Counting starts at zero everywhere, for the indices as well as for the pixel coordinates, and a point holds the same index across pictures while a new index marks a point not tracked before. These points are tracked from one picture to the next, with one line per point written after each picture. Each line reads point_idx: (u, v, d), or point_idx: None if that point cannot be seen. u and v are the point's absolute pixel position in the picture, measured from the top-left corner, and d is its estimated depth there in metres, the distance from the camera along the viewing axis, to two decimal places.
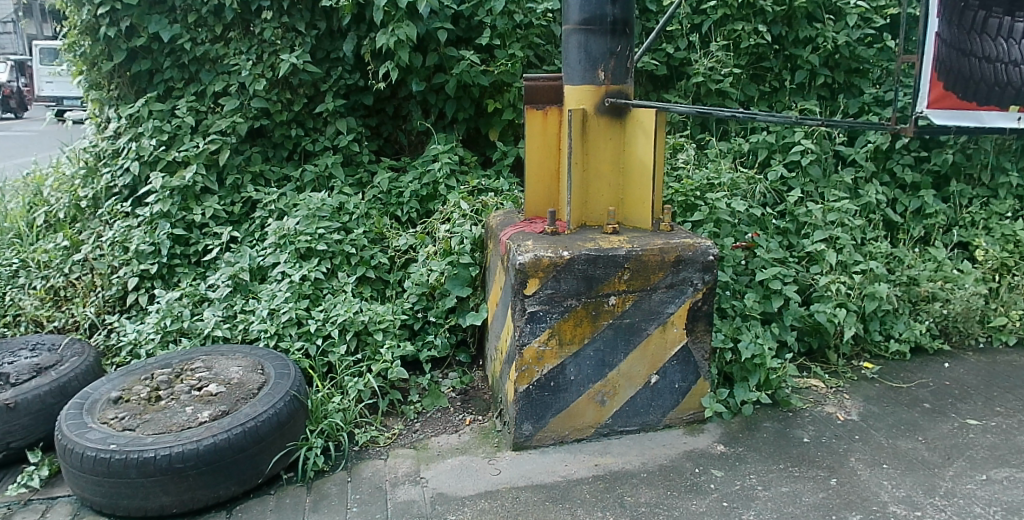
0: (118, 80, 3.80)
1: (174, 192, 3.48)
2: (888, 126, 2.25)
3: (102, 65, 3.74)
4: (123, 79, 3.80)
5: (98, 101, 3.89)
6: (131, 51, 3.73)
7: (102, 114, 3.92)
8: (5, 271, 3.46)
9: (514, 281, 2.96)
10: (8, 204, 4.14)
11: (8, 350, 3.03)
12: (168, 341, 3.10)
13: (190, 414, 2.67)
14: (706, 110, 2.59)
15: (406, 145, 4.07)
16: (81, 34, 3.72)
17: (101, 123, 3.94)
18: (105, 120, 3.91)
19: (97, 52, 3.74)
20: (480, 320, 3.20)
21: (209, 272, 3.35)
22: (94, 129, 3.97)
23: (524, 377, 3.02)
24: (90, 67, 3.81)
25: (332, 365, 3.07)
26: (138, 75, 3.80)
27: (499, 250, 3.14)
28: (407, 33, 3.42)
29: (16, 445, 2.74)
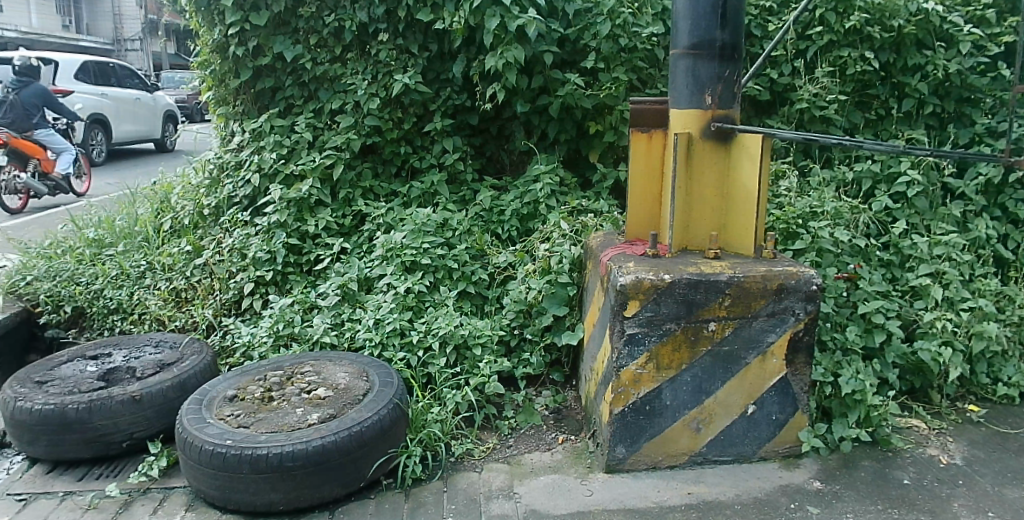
0: (244, 97, 4.05)
1: (290, 203, 3.65)
2: (1001, 157, 2.14)
3: (231, 82, 3.99)
4: (248, 96, 4.04)
5: (224, 116, 4.15)
6: (257, 69, 3.96)
7: (227, 128, 4.18)
8: (133, 271, 3.69)
9: (615, 302, 2.97)
10: (137, 209, 4.43)
11: (135, 345, 3.23)
12: (279, 345, 3.24)
13: (300, 415, 2.79)
14: (814, 137, 2.54)
15: (508, 164, 4.14)
16: (214, 53, 3.99)
17: (226, 136, 4.19)
18: (229, 133, 4.17)
19: (227, 70, 3.99)
20: (576, 340, 3.23)
21: (319, 281, 3.48)
22: (219, 142, 4.23)
23: (620, 399, 3.02)
24: (220, 84, 4.08)
25: (433, 376, 3.15)
26: (262, 92, 4.03)
27: (599, 270, 3.16)
28: (515, 55, 3.51)
29: (139, 436, 2.90)
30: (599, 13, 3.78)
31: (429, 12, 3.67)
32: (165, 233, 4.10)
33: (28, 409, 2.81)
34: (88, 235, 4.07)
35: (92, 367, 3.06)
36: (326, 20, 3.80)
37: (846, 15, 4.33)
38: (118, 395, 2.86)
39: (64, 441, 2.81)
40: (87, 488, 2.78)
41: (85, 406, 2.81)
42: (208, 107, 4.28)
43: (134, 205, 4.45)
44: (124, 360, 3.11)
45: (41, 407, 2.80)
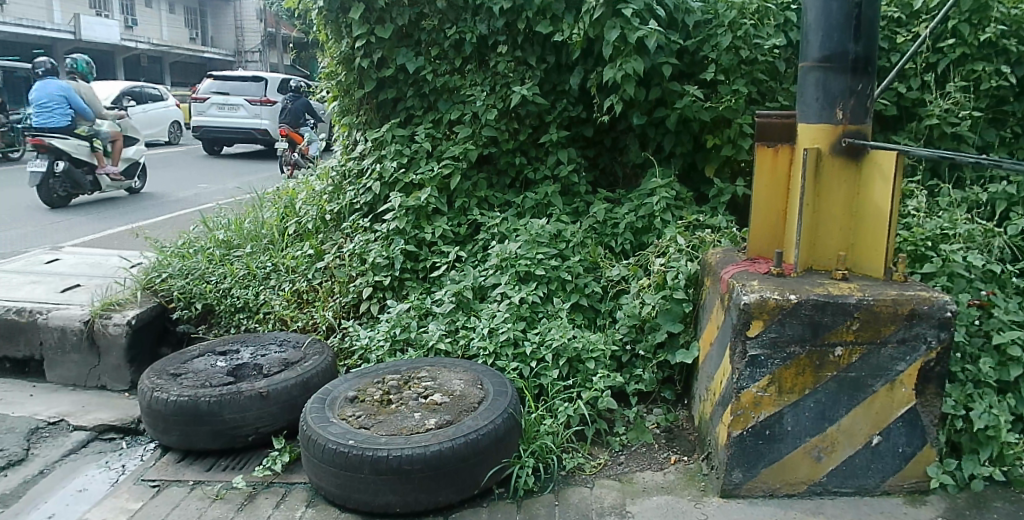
0: (366, 107, 4.19)
1: (409, 211, 3.72)
2: None
3: (355, 93, 4.14)
4: (371, 106, 4.18)
5: (348, 125, 4.31)
6: (380, 80, 4.10)
7: (350, 137, 4.34)
8: (260, 272, 3.86)
9: (737, 321, 2.88)
10: (262, 214, 4.64)
11: (261, 343, 3.36)
12: (395, 349, 3.31)
13: (418, 420, 2.84)
14: (948, 155, 2.26)
15: (621, 177, 4.16)
16: (340, 65, 4.16)
17: (349, 145, 4.36)
18: (352, 142, 4.33)
19: (352, 81, 4.14)
20: (691, 359, 3.16)
21: (435, 288, 3.54)
22: (341, 151, 4.39)
23: (738, 422, 2.90)
24: (345, 94, 4.24)
25: (545, 387, 3.15)
26: (384, 102, 4.17)
27: (719, 288, 3.08)
28: (634, 67, 3.53)
29: (264, 431, 3.01)
30: (719, 24, 3.85)
31: (549, 25, 3.75)
32: (290, 237, 4.28)
33: (165, 400, 2.96)
34: (217, 236, 4.28)
35: (222, 362, 3.20)
36: (448, 32, 3.93)
37: (981, 27, 4.09)
38: (246, 391, 2.98)
39: (196, 432, 2.94)
40: (215, 479, 2.88)
41: (217, 400, 2.94)
42: (332, 117, 4.46)
43: (260, 210, 4.67)
44: (252, 357, 3.25)
45: (177, 398, 2.94)
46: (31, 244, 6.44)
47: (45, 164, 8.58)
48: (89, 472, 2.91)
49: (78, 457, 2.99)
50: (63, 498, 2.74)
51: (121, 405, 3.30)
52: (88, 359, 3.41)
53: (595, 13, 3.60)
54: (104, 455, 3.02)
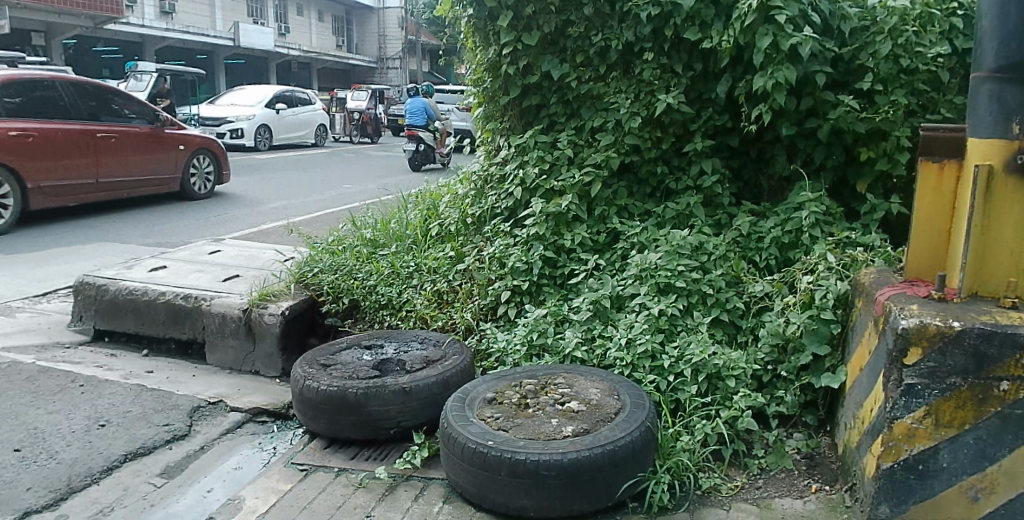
0: (510, 113, 4.31)
1: (549, 217, 3.79)
2: None
3: (500, 99, 4.28)
4: (515, 112, 4.30)
5: (492, 131, 4.44)
6: (524, 87, 4.20)
7: (493, 142, 4.46)
8: (404, 270, 4.02)
9: (891, 347, 2.48)
10: (406, 215, 4.88)
11: (404, 340, 3.49)
12: (531, 354, 3.41)
13: (555, 425, 2.85)
14: None
15: (766, 190, 4.12)
16: (487, 71, 4.31)
17: (491, 150, 4.49)
18: (495, 147, 4.46)
19: (498, 87, 4.27)
20: (837, 384, 2.99)
21: (572, 295, 3.61)
22: (484, 155, 4.52)
23: (889, 453, 2.49)
24: (490, 101, 4.39)
25: (682, 402, 3.12)
26: (527, 109, 4.27)
27: (871, 309, 2.86)
28: (787, 75, 3.48)
29: (405, 425, 3.11)
30: (878, 31, 3.68)
31: (697, 31, 3.75)
32: (431, 238, 4.45)
33: (315, 388, 3.10)
34: (365, 236, 4.48)
35: (368, 356, 3.34)
36: (594, 39, 3.99)
37: None
38: (391, 385, 3.08)
39: (342, 422, 3.07)
40: (359, 468, 3.00)
41: (363, 392, 3.05)
42: (476, 123, 4.61)
43: (404, 212, 4.89)
44: (395, 353, 3.37)
45: (327, 387, 3.08)
46: (194, 236, 6.99)
47: (414, 147, 13.50)
48: (244, 452, 3.07)
49: (235, 435, 3.17)
50: (222, 473, 2.91)
51: (273, 390, 3.49)
52: (244, 345, 3.64)
53: (746, 20, 3.54)
54: (258, 437, 3.19)
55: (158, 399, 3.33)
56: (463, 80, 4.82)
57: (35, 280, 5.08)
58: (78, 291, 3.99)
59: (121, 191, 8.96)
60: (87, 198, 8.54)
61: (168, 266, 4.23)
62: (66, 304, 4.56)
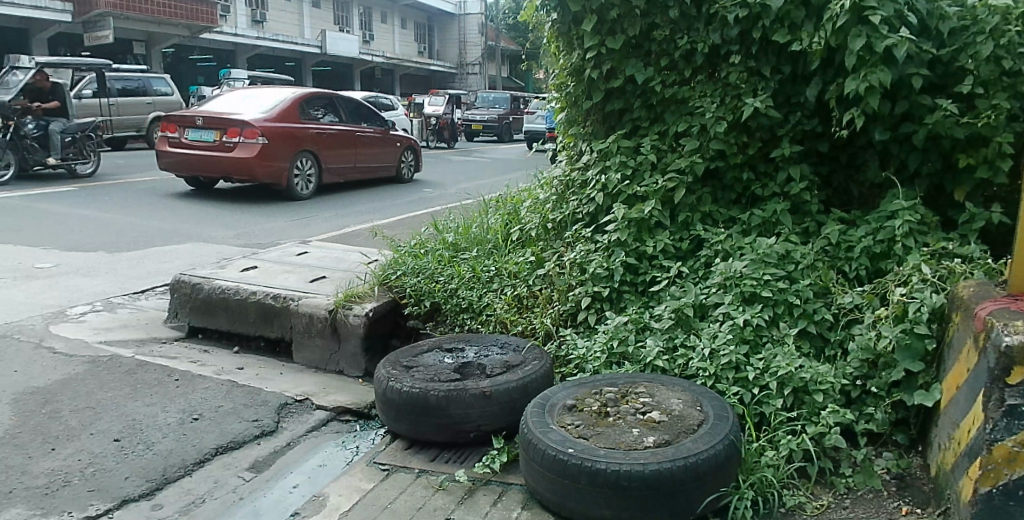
0: (593, 117, 4.28)
1: (631, 223, 3.75)
2: None
3: (583, 104, 4.25)
4: (598, 117, 4.27)
5: (574, 136, 4.42)
6: (608, 91, 4.16)
7: (576, 147, 4.44)
8: (485, 274, 4.06)
9: (994, 366, 2.32)
10: (487, 219, 4.95)
11: (484, 344, 3.50)
12: (611, 362, 3.38)
13: (636, 435, 2.79)
14: None
15: (857, 197, 3.95)
16: (571, 75, 4.30)
17: (573, 155, 4.46)
18: (577, 152, 4.43)
19: (581, 92, 4.25)
20: (931, 402, 2.82)
21: (654, 302, 3.56)
22: (566, 160, 4.50)
23: (987, 477, 2.30)
24: (573, 105, 4.37)
25: (767, 416, 3.01)
26: (610, 114, 4.23)
27: (970, 323, 2.69)
28: (881, 78, 3.33)
29: (484, 429, 3.10)
30: (979, 32, 3.49)
31: (787, 34, 3.64)
32: (512, 242, 4.48)
33: (398, 389, 3.14)
34: (448, 239, 4.54)
35: (449, 359, 3.37)
36: (679, 42, 3.92)
37: None
38: (471, 388, 3.09)
39: (423, 423, 3.09)
40: (439, 470, 3.01)
41: (444, 394, 3.07)
42: (558, 128, 4.59)
43: (486, 216, 4.95)
44: (476, 357, 3.39)
45: (410, 388, 3.11)
46: (282, 236, 7.25)
47: None
48: (328, 449, 3.14)
49: (320, 433, 3.24)
50: (307, 469, 2.97)
51: (356, 390, 3.56)
52: (329, 345, 3.73)
53: (838, 21, 3.41)
54: (341, 435, 3.25)
55: (247, 395, 3.43)
56: (546, 85, 4.82)
57: (135, 277, 5.35)
58: (174, 289, 4.17)
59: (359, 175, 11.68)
60: (334, 178, 11.07)
61: (259, 267, 4.37)
62: (163, 301, 4.77)
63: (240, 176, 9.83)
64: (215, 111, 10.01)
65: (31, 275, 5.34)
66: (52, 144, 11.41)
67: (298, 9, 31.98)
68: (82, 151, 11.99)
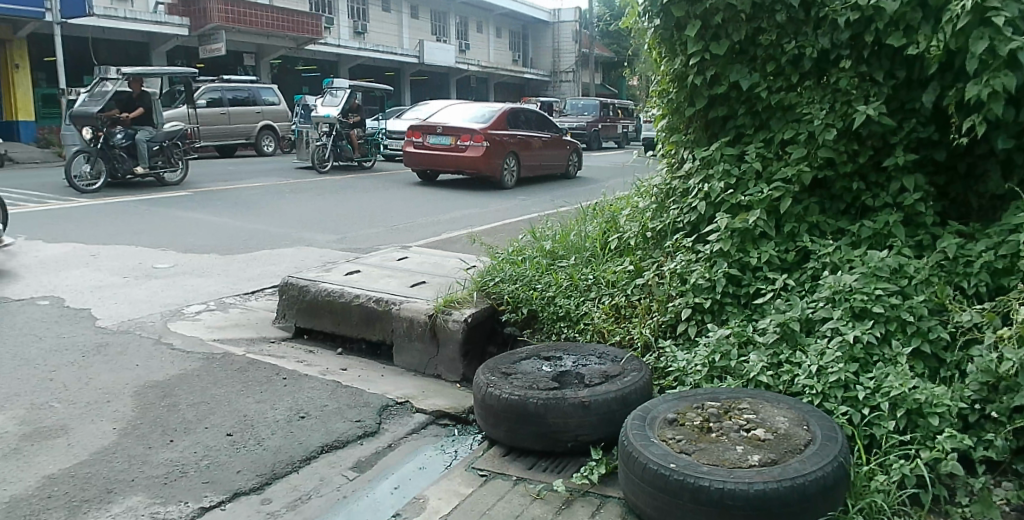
0: (695, 124, 4.20)
1: (734, 233, 3.69)
2: None
3: (685, 110, 4.18)
4: (700, 123, 4.18)
5: (675, 143, 4.34)
6: (711, 98, 4.06)
7: (677, 155, 4.35)
8: (583, 282, 4.10)
9: None
10: (586, 227, 5.01)
11: (582, 353, 3.47)
12: (712, 376, 3.30)
13: (740, 453, 2.68)
14: None
15: (976, 208, 3.71)
16: (673, 81, 4.23)
17: (674, 163, 4.37)
18: (679, 161, 4.33)
19: (683, 99, 4.18)
20: None
21: (758, 315, 3.47)
22: (666, 168, 4.44)
23: None
24: (675, 112, 4.31)
25: (878, 439, 2.85)
26: (713, 120, 4.14)
27: None
28: (1005, 83, 3.11)
29: (583, 440, 3.06)
30: None
31: (902, 37, 3.45)
32: (611, 251, 4.52)
33: (497, 396, 3.15)
34: (545, 248, 4.64)
35: (547, 367, 3.36)
36: (786, 47, 3.79)
37: None
38: (570, 397, 3.05)
39: (521, 430, 3.08)
40: (537, 479, 2.97)
41: (543, 403, 3.05)
42: (659, 135, 4.54)
43: (583, 225, 5.03)
44: (574, 366, 3.37)
45: (509, 396, 3.11)
46: (383, 240, 7.50)
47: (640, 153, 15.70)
48: (427, 452, 3.17)
49: (419, 436, 3.27)
50: (408, 471, 3.01)
51: (454, 394, 3.59)
52: (428, 349, 3.78)
53: (958, 23, 3.19)
54: (440, 439, 3.28)
55: (351, 396, 3.52)
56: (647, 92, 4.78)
57: (245, 278, 5.61)
58: (282, 290, 4.33)
59: (539, 171, 14.21)
60: (518, 172, 13.63)
61: (362, 270, 4.50)
62: (271, 301, 4.97)
63: (466, 170, 12.80)
64: (453, 122, 13.01)
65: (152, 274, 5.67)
66: (139, 152, 12.09)
67: (399, 20, 32.92)
68: (170, 158, 12.63)
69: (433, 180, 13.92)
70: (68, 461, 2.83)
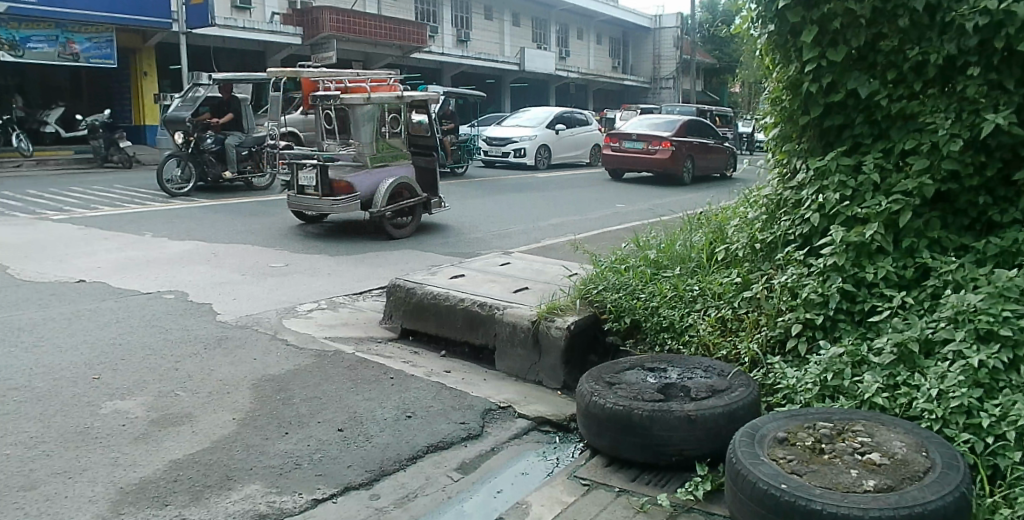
0: (810, 134, 4.08)
1: (850, 247, 3.56)
2: None
3: (799, 119, 4.06)
4: (814, 133, 4.05)
5: (788, 153, 4.24)
6: (827, 106, 3.93)
7: (789, 164, 4.25)
8: (689, 294, 4.12)
9: None
10: (692, 238, 4.97)
11: (687, 366, 3.42)
12: (823, 395, 3.19)
13: (855, 477, 2.55)
14: None
15: None
16: (787, 88, 4.11)
17: (786, 173, 4.27)
18: (790, 170, 4.23)
19: (797, 107, 4.06)
20: None
21: (874, 334, 3.33)
22: (778, 178, 4.34)
23: None
24: (788, 121, 4.20)
25: (1002, 470, 2.64)
26: (828, 130, 4.00)
27: None
28: None
29: (687, 454, 2.98)
30: None
31: None
32: (717, 262, 4.51)
33: (601, 405, 3.13)
34: (650, 257, 4.67)
35: (653, 379, 3.32)
36: (909, 54, 3.60)
37: None
38: (676, 410, 2.99)
39: (625, 441, 3.04)
40: (639, 491, 2.91)
41: (649, 414, 3.00)
42: (771, 144, 4.43)
43: (691, 235, 5.03)
44: (680, 378, 3.32)
45: (613, 405, 3.08)
46: (483, 247, 7.58)
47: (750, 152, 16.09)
48: (530, 458, 3.18)
49: (521, 441, 3.29)
50: (509, 477, 3.02)
51: (555, 401, 3.60)
52: (530, 355, 3.81)
53: None
54: (542, 445, 3.29)
55: (455, 398, 3.58)
56: (759, 101, 4.68)
57: (353, 279, 5.80)
58: (390, 292, 4.47)
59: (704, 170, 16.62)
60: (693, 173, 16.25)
61: (466, 275, 4.59)
62: (378, 302, 5.12)
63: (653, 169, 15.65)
64: (644, 129, 15.86)
65: (266, 272, 5.94)
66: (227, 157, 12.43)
67: (501, 28, 33.54)
68: (259, 163, 12.93)
69: (620, 179, 16.82)
70: (192, 447, 2.99)
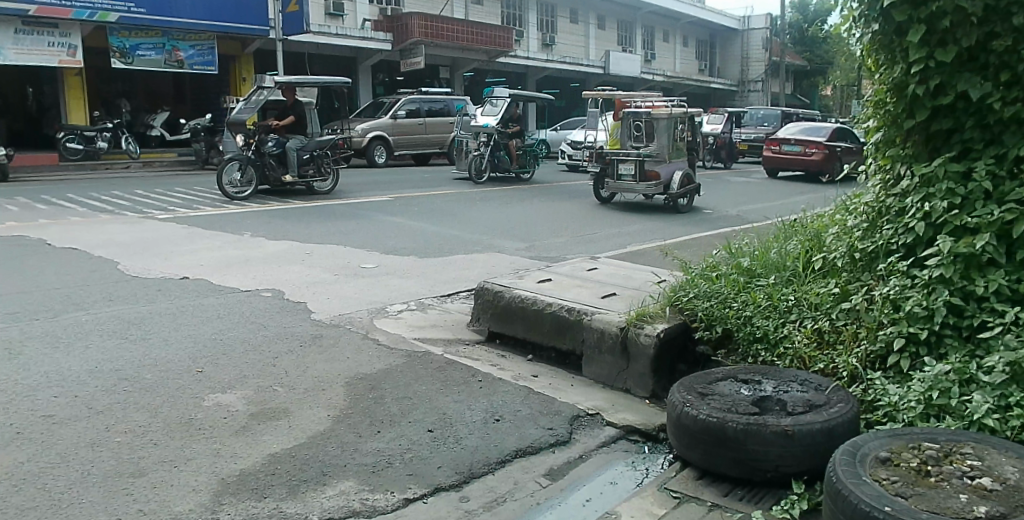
0: (915, 139, 3.90)
1: (958, 258, 3.39)
2: None
3: (903, 122, 3.88)
4: (920, 138, 3.87)
5: (891, 158, 4.05)
6: (934, 109, 3.74)
7: (893, 170, 4.06)
8: (784, 303, 4.02)
9: None
10: (787, 245, 4.84)
11: (783, 379, 3.33)
12: (928, 414, 3.04)
13: (965, 502, 2.39)
14: None
15: None
16: (891, 91, 3.94)
17: (889, 179, 4.09)
18: (894, 176, 4.05)
19: (901, 110, 3.88)
20: None
21: (985, 352, 3.14)
22: (879, 185, 4.17)
23: None
24: (892, 125, 4.02)
25: None
26: (935, 135, 3.81)
27: None
28: None
29: (782, 470, 2.89)
30: None
31: None
32: (814, 271, 4.40)
33: (693, 416, 3.07)
34: (743, 265, 4.57)
35: (747, 391, 3.24)
36: None
37: None
38: (771, 425, 2.90)
39: (718, 454, 2.98)
40: (732, 507, 2.84)
41: (743, 427, 2.93)
42: (872, 149, 4.25)
43: (787, 243, 4.90)
44: (775, 391, 3.22)
45: (706, 417, 3.02)
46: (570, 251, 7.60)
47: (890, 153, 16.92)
48: (618, 467, 3.15)
49: (609, 449, 3.27)
50: (597, 486, 2.99)
51: (644, 410, 3.56)
52: (618, 362, 3.79)
53: None
54: (630, 455, 3.26)
55: (543, 403, 3.59)
56: (860, 103, 4.49)
57: (443, 280, 5.90)
58: (479, 294, 4.52)
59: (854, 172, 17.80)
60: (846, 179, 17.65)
61: (556, 280, 4.61)
62: (467, 304, 5.19)
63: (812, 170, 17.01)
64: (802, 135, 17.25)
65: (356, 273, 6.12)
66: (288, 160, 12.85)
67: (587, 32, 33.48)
68: (320, 169, 13.39)
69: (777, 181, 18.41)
70: (289, 441, 3.10)
